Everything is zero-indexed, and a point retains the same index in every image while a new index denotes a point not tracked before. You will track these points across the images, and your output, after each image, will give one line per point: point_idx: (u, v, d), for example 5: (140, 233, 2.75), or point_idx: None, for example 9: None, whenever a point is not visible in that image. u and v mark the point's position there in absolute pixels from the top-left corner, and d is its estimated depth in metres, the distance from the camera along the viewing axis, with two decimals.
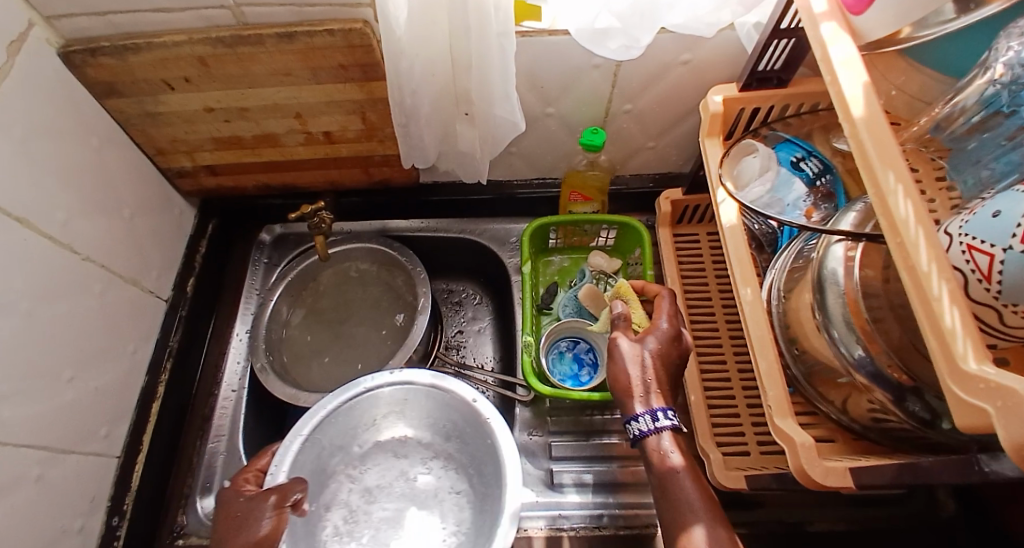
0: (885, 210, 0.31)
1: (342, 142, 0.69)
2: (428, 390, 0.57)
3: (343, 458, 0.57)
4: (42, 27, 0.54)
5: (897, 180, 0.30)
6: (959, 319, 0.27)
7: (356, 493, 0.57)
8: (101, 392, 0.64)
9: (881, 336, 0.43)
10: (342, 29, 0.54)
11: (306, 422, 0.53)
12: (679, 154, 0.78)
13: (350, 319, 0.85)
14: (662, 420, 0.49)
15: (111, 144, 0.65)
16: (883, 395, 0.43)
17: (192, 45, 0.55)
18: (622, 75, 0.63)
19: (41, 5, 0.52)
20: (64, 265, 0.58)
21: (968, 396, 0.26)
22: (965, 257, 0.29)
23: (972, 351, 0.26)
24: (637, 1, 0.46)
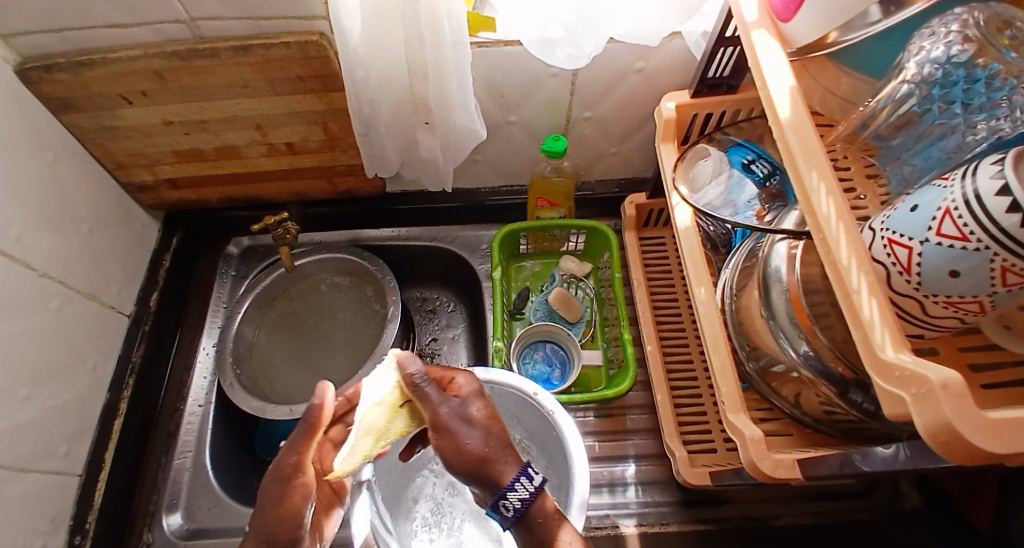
0: (811, 209, 0.32)
1: (306, 152, 0.69)
2: (489, 386, 0.66)
3: (431, 454, 0.70)
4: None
5: (821, 180, 0.32)
6: (877, 310, 0.28)
7: (442, 485, 0.69)
8: (59, 411, 0.62)
9: (824, 330, 0.45)
10: (298, 41, 0.54)
11: None
12: (642, 159, 0.80)
13: (338, 329, 0.86)
14: (539, 477, 0.35)
15: (67, 159, 0.64)
16: (828, 388, 0.46)
17: (147, 59, 0.55)
18: (580, 83, 0.64)
19: None
20: (17, 282, 0.57)
21: (888, 383, 0.27)
22: (885, 251, 0.31)
23: (890, 341, 0.27)
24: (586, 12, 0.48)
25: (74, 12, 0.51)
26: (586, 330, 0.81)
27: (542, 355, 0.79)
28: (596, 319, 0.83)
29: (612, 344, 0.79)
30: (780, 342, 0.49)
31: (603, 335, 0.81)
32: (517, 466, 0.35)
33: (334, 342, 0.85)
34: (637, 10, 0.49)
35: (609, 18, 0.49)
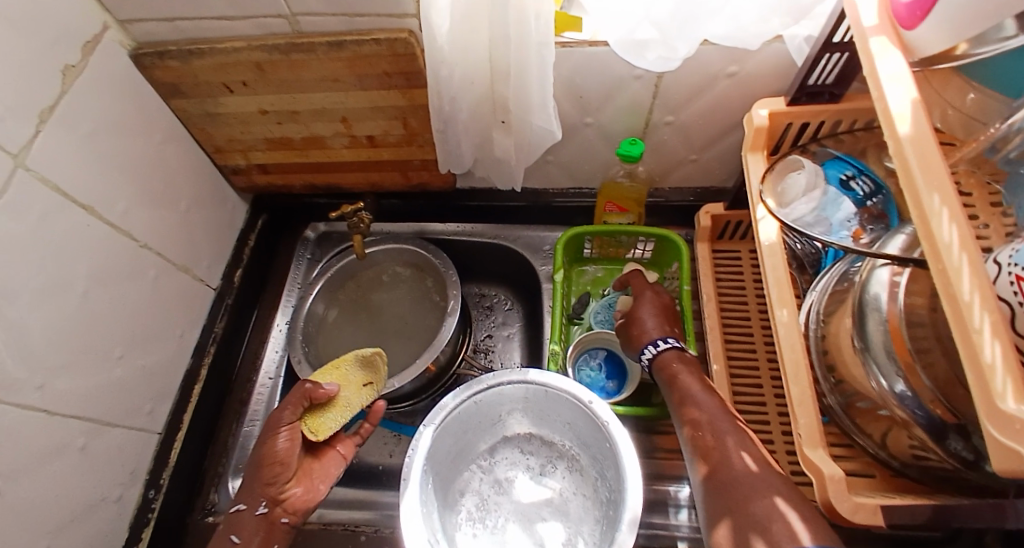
0: (927, 234, 0.29)
1: (384, 146, 0.71)
2: (545, 388, 0.64)
3: (480, 449, 0.71)
4: (116, 31, 0.59)
5: (943, 203, 0.28)
6: (1000, 353, 0.24)
7: (487, 481, 0.70)
8: (147, 371, 0.68)
9: (927, 368, 0.40)
10: (388, 39, 0.56)
11: (438, 415, 0.62)
12: (722, 168, 0.76)
13: (397, 320, 0.88)
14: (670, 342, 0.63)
15: (173, 141, 0.70)
16: (924, 432, 0.42)
17: (250, 52, 0.58)
18: (664, 87, 0.62)
19: (114, 9, 0.56)
20: (121, 251, 0.62)
21: (1005, 437, 0.24)
22: (1011, 287, 0.27)
23: (1012, 390, 0.24)
24: (679, 10, 0.46)
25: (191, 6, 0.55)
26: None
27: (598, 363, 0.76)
28: None
29: None
30: (871, 375, 0.44)
31: None
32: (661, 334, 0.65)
33: (392, 331, 0.87)
34: (735, 10, 0.47)
35: (707, 19, 0.47)
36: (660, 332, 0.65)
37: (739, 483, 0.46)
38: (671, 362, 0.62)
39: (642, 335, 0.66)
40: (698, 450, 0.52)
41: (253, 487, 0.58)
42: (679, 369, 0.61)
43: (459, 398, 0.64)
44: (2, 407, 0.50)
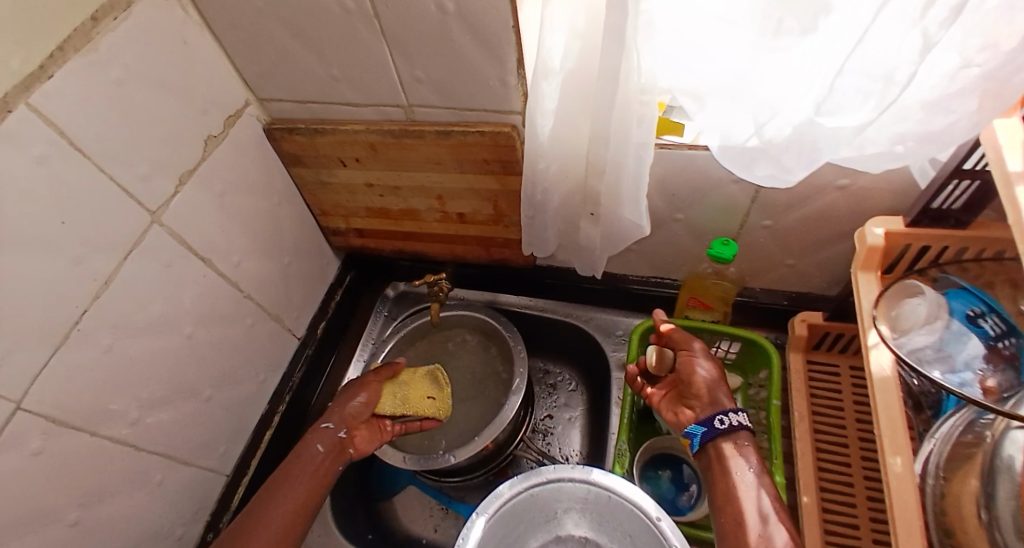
0: None
1: (473, 223, 0.74)
2: (609, 495, 0.61)
3: None
4: (254, 105, 0.67)
5: None
6: None
7: None
8: (226, 411, 0.72)
9: None
10: (492, 131, 0.59)
11: (491, 504, 0.60)
12: (823, 276, 0.71)
13: (459, 387, 0.85)
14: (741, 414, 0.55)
15: (288, 203, 0.77)
16: None
17: (366, 134, 0.64)
18: (764, 193, 0.60)
19: (259, 90, 0.65)
20: (225, 300, 0.68)
21: None
22: None
23: None
24: (800, 132, 0.46)
25: (323, 93, 0.63)
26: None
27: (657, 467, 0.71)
28: None
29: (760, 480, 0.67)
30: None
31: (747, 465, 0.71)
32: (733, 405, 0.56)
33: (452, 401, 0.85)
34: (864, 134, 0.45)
35: (834, 148, 0.46)
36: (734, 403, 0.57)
37: None
38: (741, 444, 0.53)
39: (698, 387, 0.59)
40: None
41: (341, 413, 0.70)
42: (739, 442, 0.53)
43: (515, 489, 0.61)
44: (97, 437, 0.54)
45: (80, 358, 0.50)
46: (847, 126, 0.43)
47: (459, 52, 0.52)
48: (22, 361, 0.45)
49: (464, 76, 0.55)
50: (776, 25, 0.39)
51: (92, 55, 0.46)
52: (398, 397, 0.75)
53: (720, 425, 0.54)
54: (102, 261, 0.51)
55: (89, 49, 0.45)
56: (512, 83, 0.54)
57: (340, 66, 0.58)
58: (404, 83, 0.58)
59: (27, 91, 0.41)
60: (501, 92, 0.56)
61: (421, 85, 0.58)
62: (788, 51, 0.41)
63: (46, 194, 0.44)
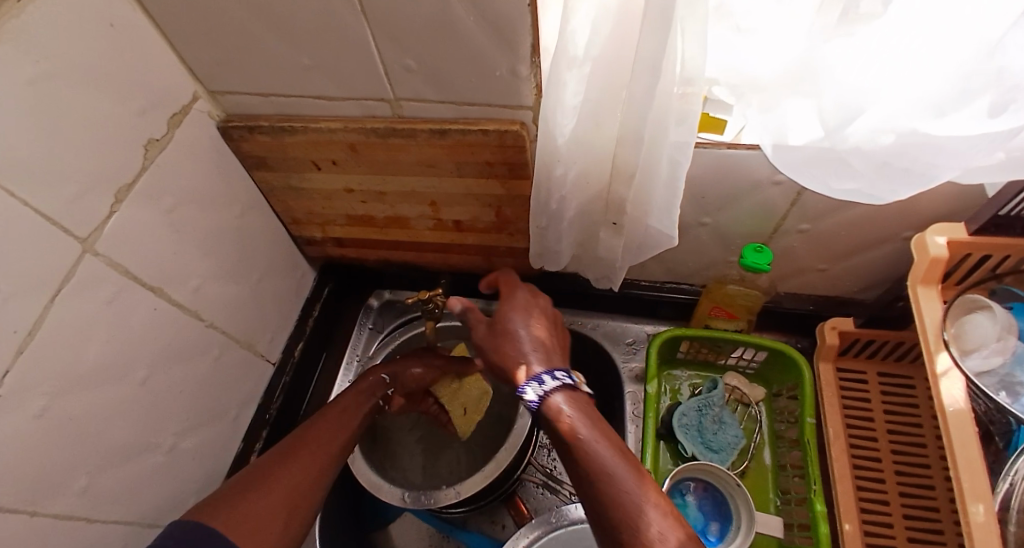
0: None
1: (471, 231, 0.65)
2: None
3: None
4: (205, 99, 0.56)
5: None
6: None
7: None
8: (195, 459, 0.62)
9: None
10: (498, 130, 0.50)
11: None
12: (855, 281, 0.65)
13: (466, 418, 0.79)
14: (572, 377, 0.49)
15: (253, 212, 0.66)
16: None
17: (345, 133, 0.54)
18: (807, 197, 0.53)
19: (210, 81, 0.53)
20: (186, 333, 0.58)
21: None
22: None
23: None
24: (906, 142, 0.37)
25: (291, 84, 0.52)
26: (735, 458, 0.68)
27: (678, 487, 0.64)
28: (766, 464, 0.68)
29: (795, 503, 0.63)
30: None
31: (777, 485, 0.66)
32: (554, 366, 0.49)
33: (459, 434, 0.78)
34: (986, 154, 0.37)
35: (956, 165, 0.37)
36: (553, 366, 0.49)
37: None
38: (560, 402, 0.46)
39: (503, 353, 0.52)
40: None
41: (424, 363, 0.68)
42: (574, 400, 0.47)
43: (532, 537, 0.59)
44: (37, 520, 0.44)
45: (7, 431, 0.40)
46: (963, 137, 0.35)
47: (461, 35, 0.42)
48: None
49: (467, 64, 0.45)
50: (847, 13, 0.32)
51: None
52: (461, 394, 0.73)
53: (528, 402, 0.47)
54: (25, 308, 0.40)
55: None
56: (524, 73, 0.45)
57: (312, 53, 0.47)
58: (391, 72, 0.48)
59: None
60: (510, 83, 0.46)
61: (412, 75, 0.47)
62: (857, 44, 0.34)
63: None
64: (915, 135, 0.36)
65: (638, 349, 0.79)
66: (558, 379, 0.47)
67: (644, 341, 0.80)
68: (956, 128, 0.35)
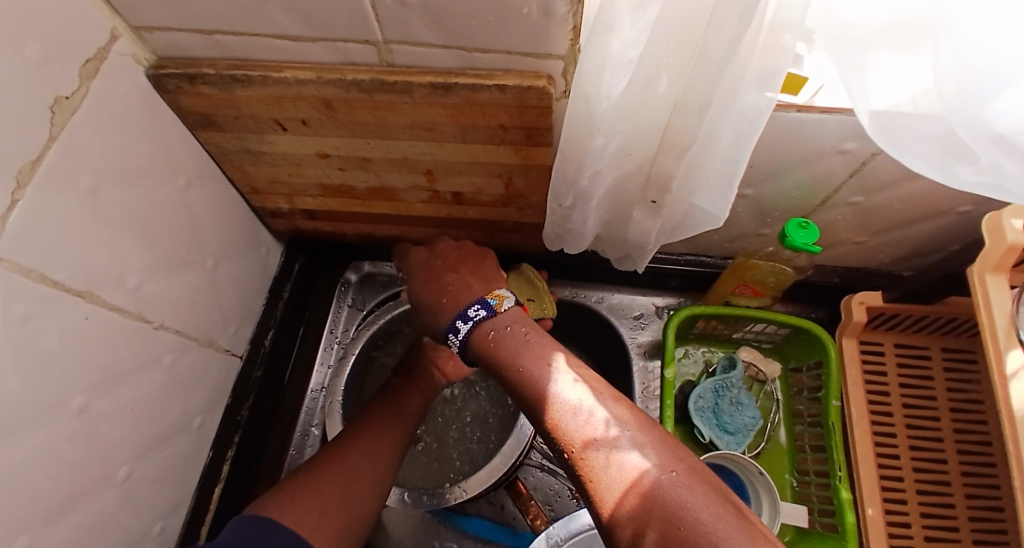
0: None
1: (473, 204, 0.56)
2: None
3: None
4: (127, 38, 0.42)
5: None
6: None
7: None
8: (158, 481, 0.53)
9: None
10: (519, 87, 0.39)
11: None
12: (891, 253, 0.60)
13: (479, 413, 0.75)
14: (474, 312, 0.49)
15: (201, 182, 0.54)
16: None
17: (319, 87, 0.42)
18: (871, 167, 0.46)
19: (126, 13, 0.40)
20: (130, 342, 0.47)
21: None
22: None
23: None
24: None
25: (240, 21, 0.39)
26: (752, 440, 0.65)
27: None
28: (782, 443, 0.67)
29: (812, 483, 0.62)
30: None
31: (793, 465, 0.65)
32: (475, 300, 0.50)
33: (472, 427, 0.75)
34: None
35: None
36: (472, 298, 0.50)
37: (696, 506, 0.31)
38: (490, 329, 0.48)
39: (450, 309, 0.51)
40: (611, 461, 0.35)
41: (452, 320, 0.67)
42: (517, 333, 0.46)
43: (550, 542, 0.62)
44: None
45: None
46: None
47: None
48: None
49: (487, 4, 0.34)
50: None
51: None
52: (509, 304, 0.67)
53: (454, 346, 0.50)
54: None
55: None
56: (562, 14, 0.34)
57: None
58: (382, 10, 0.36)
59: None
60: (542, 28, 0.35)
61: (409, 14, 0.36)
62: None
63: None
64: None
65: (646, 323, 0.74)
66: (472, 318, 0.48)
67: (652, 315, 0.75)
68: None
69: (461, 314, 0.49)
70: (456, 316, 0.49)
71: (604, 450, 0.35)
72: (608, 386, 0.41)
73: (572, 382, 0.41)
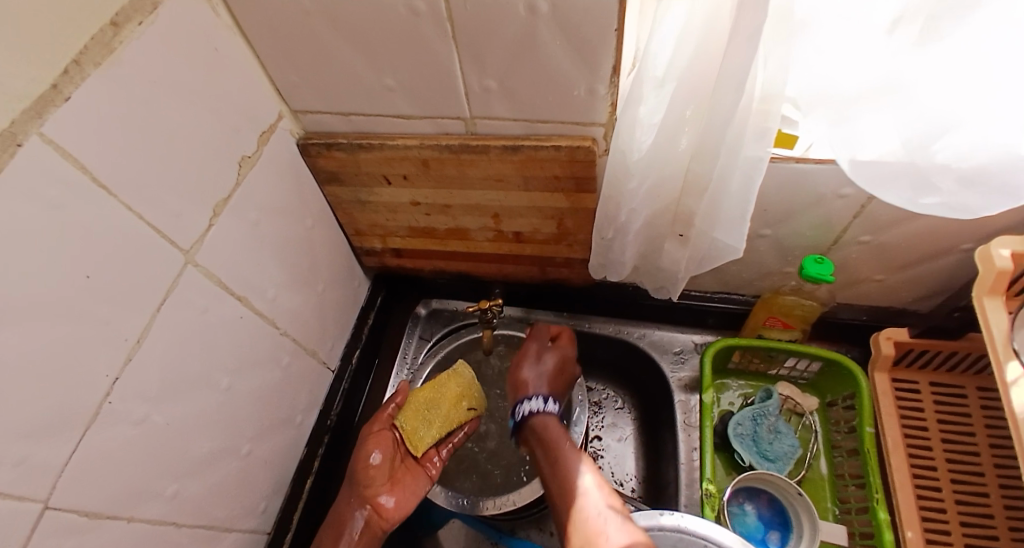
0: None
1: (530, 242, 0.67)
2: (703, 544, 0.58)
3: None
4: (288, 119, 0.59)
5: None
6: None
7: None
8: (265, 464, 0.63)
9: None
10: (570, 146, 0.52)
11: None
12: (910, 291, 0.66)
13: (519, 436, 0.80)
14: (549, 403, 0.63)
15: (321, 224, 0.69)
16: None
17: (420, 150, 0.57)
18: (871, 209, 0.54)
19: (292, 101, 0.57)
20: (262, 341, 0.60)
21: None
22: None
23: None
24: (992, 160, 0.39)
25: (370, 103, 0.55)
26: (792, 467, 0.68)
27: (733, 497, 0.66)
28: (822, 473, 0.69)
29: (854, 513, 0.64)
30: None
31: (834, 494, 0.68)
32: (550, 390, 0.65)
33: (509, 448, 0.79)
34: None
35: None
36: (539, 391, 0.65)
37: None
38: (548, 424, 0.61)
39: (524, 390, 0.65)
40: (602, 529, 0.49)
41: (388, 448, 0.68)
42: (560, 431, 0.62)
43: None
44: (134, 524, 0.44)
45: (111, 438, 0.41)
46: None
47: (543, 59, 0.44)
48: (43, 455, 0.36)
49: (547, 86, 0.47)
50: (928, 25, 0.34)
51: (115, 67, 0.38)
52: (433, 421, 0.69)
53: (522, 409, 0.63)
54: (133, 319, 0.42)
55: (112, 62, 0.37)
56: (602, 92, 0.47)
57: (398, 76, 0.50)
58: (472, 94, 0.50)
59: (39, 118, 0.33)
60: (586, 102, 0.48)
61: (491, 96, 0.50)
62: (951, 63, 0.35)
63: (55, 239, 0.35)
64: (1007, 153, 0.38)
65: (685, 358, 0.80)
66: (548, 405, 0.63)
67: (691, 350, 0.81)
68: None
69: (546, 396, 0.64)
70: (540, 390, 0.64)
71: (598, 521, 0.50)
72: (616, 498, 0.55)
73: (590, 473, 0.56)
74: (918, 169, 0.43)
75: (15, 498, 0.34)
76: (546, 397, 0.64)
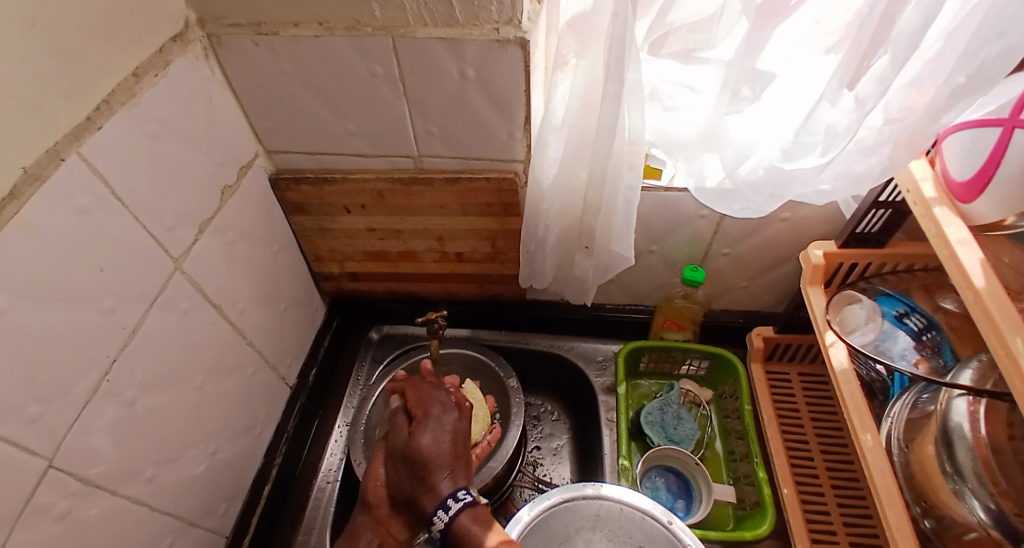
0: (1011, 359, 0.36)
1: (470, 261, 0.80)
2: (622, 508, 0.66)
3: None
4: (262, 157, 0.70)
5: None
6: None
7: None
8: (228, 466, 0.68)
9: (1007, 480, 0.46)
10: (497, 177, 0.67)
11: None
12: (769, 294, 0.84)
13: None
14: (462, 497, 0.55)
15: (286, 249, 0.79)
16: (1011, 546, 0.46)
17: (376, 182, 0.69)
18: (724, 226, 0.72)
19: (268, 143, 0.69)
20: (232, 349, 0.67)
21: None
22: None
23: None
24: (769, 173, 0.55)
25: (335, 145, 0.67)
26: (694, 447, 0.81)
27: (647, 474, 0.78)
28: (719, 453, 0.82)
29: (744, 483, 0.77)
30: (960, 499, 0.50)
31: (728, 468, 0.80)
32: (453, 487, 0.56)
33: None
34: (820, 180, 0.55)
35: (802, 184, 0.55)
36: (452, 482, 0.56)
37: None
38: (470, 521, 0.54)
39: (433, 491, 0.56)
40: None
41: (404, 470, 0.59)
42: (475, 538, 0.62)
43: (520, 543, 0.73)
44: (115, 499, 0.50)
45: (107, 414, 0.48)
46: (808, 167, 0.53)
47: (474, 111, 0.60)
48: (54, 416, 0.43)
49: (478, 133, 0.62)
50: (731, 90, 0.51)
51: (136, 108, 0.48)
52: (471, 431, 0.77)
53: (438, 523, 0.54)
54: (134, 310, 0.50)
55: (133, 102, 0.48)
56: (518, 136, 0.62)
57: (360, 124, 0.64)
58: (420, 138, 0.64)
59: (78, 141, 0.43)
60: (507, 143, 0.63)
61: (434, 139, 0.64)
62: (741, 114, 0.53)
63: (80, 235, 0.44)
64: (775, 168, 0.54)
65: (607, 364, 0.92)
66: (461, 501, 0.55)
67: (611, 357, 0.94)
68: (795, 161, 0.53)
69: (449, 496, 0.55)
70: (435, 503, 0.55)
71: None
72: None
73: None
74: (733, 189, 0.59)
75: (27, 452, 0.40)
76: (459, 490, 0.56)
